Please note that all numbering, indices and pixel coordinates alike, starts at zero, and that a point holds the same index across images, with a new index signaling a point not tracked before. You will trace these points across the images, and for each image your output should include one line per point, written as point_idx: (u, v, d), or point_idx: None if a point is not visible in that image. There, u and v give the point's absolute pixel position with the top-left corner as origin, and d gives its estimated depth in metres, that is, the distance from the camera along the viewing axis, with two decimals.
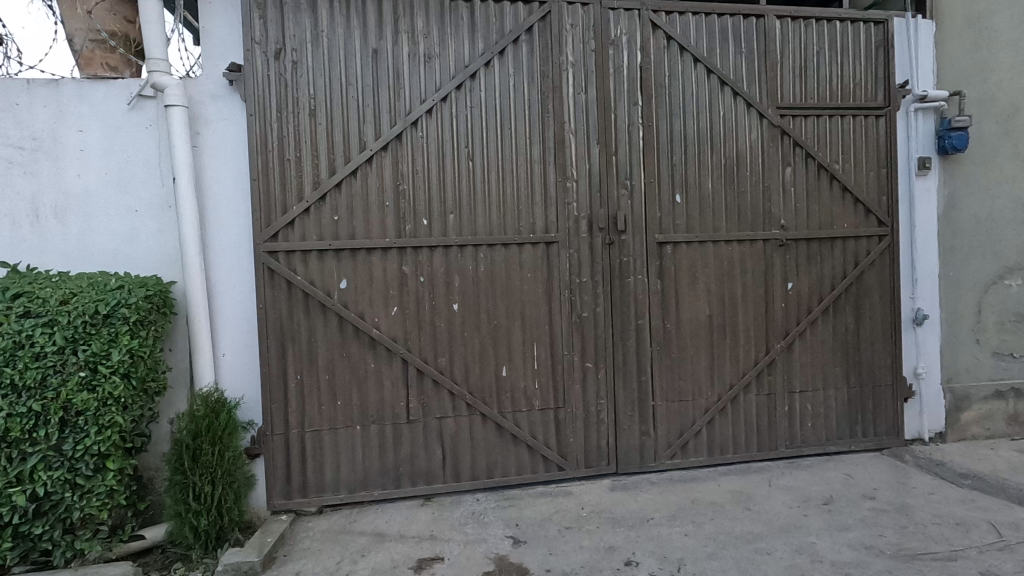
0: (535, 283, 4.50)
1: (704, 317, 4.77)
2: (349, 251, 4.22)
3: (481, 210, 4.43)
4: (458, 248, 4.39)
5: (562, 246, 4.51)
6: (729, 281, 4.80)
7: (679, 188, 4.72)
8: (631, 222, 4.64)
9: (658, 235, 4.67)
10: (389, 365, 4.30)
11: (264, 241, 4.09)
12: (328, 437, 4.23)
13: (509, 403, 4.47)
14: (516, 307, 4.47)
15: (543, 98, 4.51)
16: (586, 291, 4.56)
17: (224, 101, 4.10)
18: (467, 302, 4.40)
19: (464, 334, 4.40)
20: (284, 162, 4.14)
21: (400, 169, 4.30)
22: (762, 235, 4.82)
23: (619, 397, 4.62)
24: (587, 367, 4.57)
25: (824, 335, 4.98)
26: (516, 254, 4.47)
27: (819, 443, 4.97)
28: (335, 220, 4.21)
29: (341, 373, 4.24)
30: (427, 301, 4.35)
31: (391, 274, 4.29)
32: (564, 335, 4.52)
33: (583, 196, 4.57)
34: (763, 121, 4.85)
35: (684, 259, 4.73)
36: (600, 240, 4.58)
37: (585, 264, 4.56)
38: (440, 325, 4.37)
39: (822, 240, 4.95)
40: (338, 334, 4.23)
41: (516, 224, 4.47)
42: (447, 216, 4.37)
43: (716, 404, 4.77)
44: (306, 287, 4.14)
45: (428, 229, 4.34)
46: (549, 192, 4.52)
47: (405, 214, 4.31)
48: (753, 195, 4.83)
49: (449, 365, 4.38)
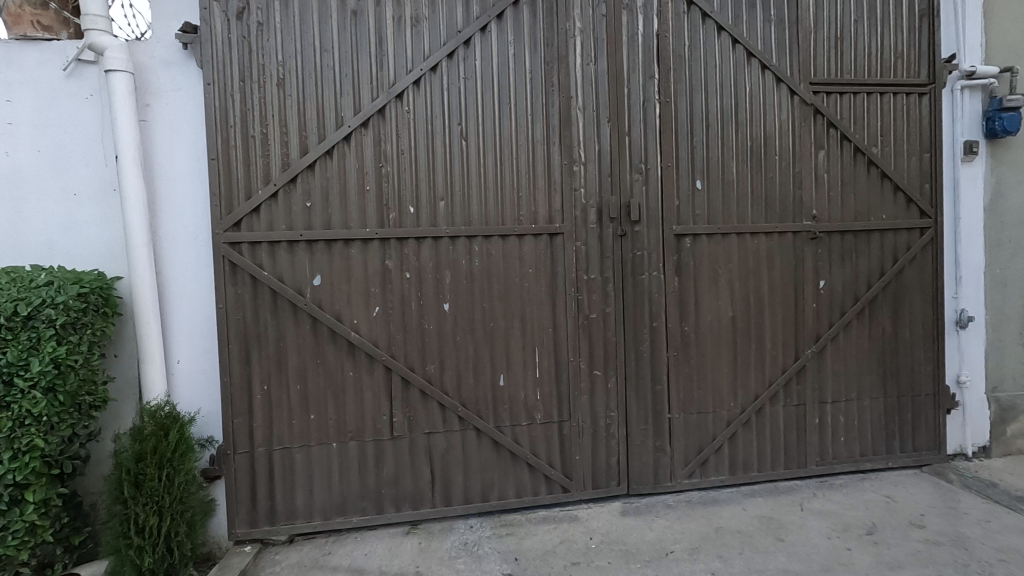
0: (537, 280, 3.96)
1: (727, 318, 4.24)
2: (324, 242, 3.68)
3: (476, 197, 3.88)
4: (450, 240, 3.84)
5: (568, 239, 3.97)
6: (755, 279, 4.27)
7: (699, 173, 4.18)
8: (645, 212, 4.10)
9: (677, 227, 4.13)
10: (370, 374, 3.76)
11: (225, 231, 3.54)
12: (300, 456, 3.68)
13: (507, 416, 3.94)
14: (516, 308, 3.94)
15: (547, 70, 3.96)
16: (596, 289, 4.03)
17: (178, 68, 3.53)
18: (459, 302, 3.86)
19: (456, 338, 3.86)
20: (247, 140, 3.57)
21: (383, 150, 3.75)
22: (791, 227, 4.29)
23: (632, 408, 4.10)
24: (595, 375, 4.03)
25: (859, 338, 4.46)
26: (516, 247, 3.93)
27: (853, 460, 4.46)
28: (308, 207, 3.65)
29: (315, 383, 3.69)
30: (414, 301, 3.80)
31: (372, 269, 3.74)
32: (570, 340, 3.99)
33: (592, 181, 4.03)
34: (793, 98, 4.30)
35: (705, 254, 4.20)
36: (611, 232, 4.05)
37: (594, 259, 4.02)
38: (429, 328, 3.82)
39: (857, 233, 4.43)
40: (311, 339, 3.68)
41: (516, 213, 3.93)
42: (436, 204, 3.83)
43: (739, 417, 4.25)
44: (274, 284, 3.59)
45: (416, 218, 3.80)
46: (554, 176, 3.98)
47: (389, 202, 3.76)
48: (783, 182, 4.30)
49: (440, 374, 3.84)
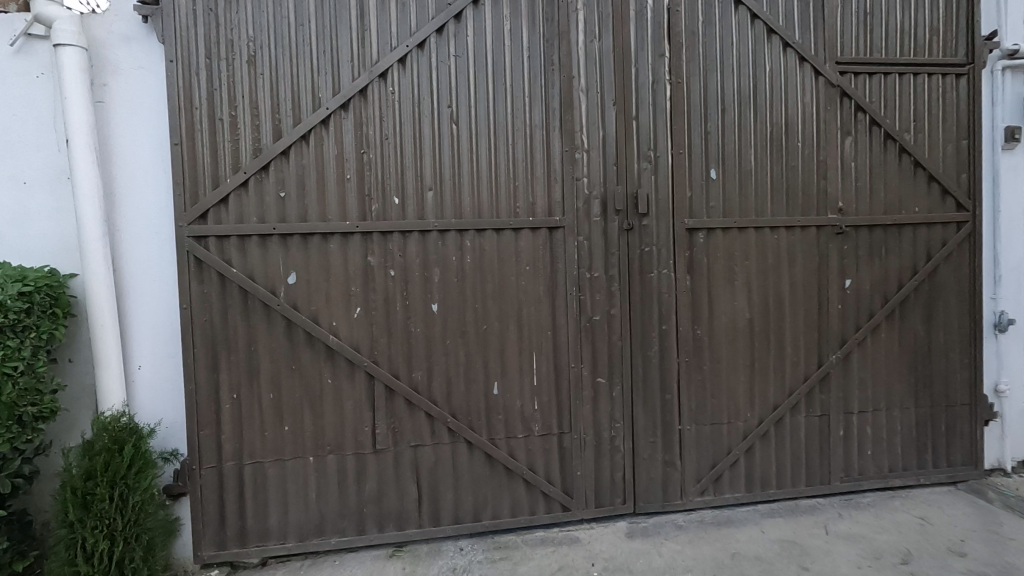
0: (535, 279, 3.61)
1: (744, 320, 3.86)
2: (300, 237, 3.34)
3: (467, 187, 3.53)
4: (439, 234, 3.49)
5: (569, 233, 3.62)
6: (775, 278, 3.89)
7: (713, 161, 3.80)
8: (654, 204, 3.74)
9: (689, 220, 3.76)
10: (350, 382, 3.42)
11: (190, 224, 3.21)
12: (273, 472, 3.35)
13: (502, 428, 3.59)
14: (512, 309, 3.58)
15: (546, 47, 3.60)
16: (600, 289, 3.67)
17: (138, 44, 3.20)
18: (449, 302, 3.51)
19: (446, 343, 3.51)
20: (214, 123, 3.24)
21: (365, 135, 3.41)
22: (815, 220, 3.90)
23: (639, 419, 3.74)
24: (598, 383, 3.68)
25: (889, 343, 4.08)
26: (512, 242, 3.57)
27: (881, 476, 4.08)
28: (282, 197, 3.31)
29: (290, 392, 3.36)
30: (399, 301, 3.46)
31: (352, 265, 3.40)
32: (571, 344, 3.63)
33: (596, 170, 3.66)
34: (818, 79, 3.92)
35: (720, 250, 3.83)
36: (616, 225, 3.69)
37: (597, 255, 3.66)
38: (416, 330, 3.48)
39: (887, 228, 4.03)
40: (286, 343, 3.34)
41: (511, 205, 3.58)
42: (424, 195, 3.48)
43: (757, 429, 3.89)
44: (244, 283, 3.25)
45: (401, 210, 3.45)
46: (553, 164, 3.62)
47: (371, 192, 3.41)
48: (806, 171, 3.91)
49: (427, 381, 3.50)
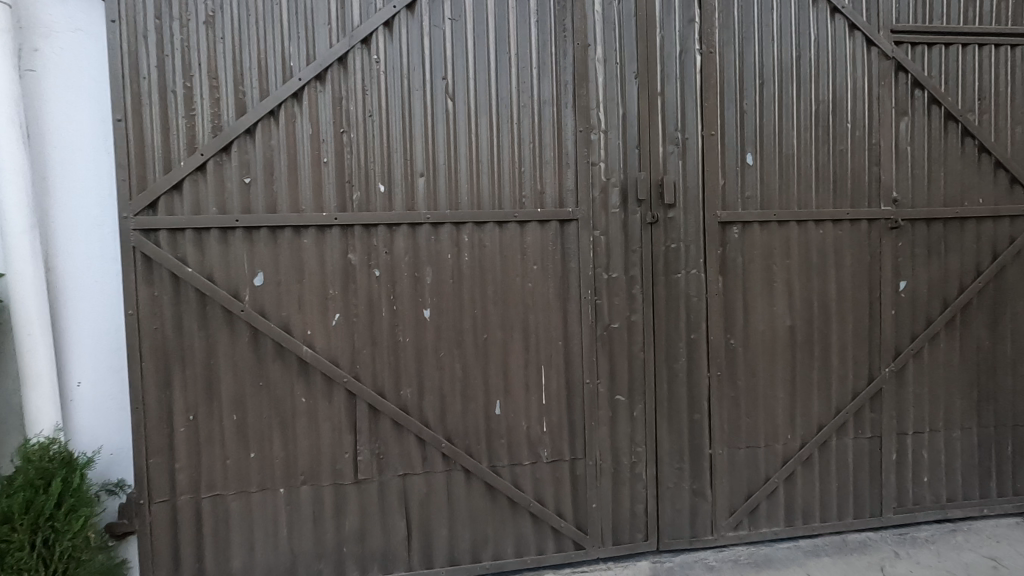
0: (544, 280, 3.10)
1: (784, 328, 3.35)
2: (268, 230, 2.84)
3: (465, 172, 3.02)
4: (432, 228, 2.99)
5: (584, 227, 3.11)
6: (820, 279, 3.38)
7: (750, 144, 3.29)
8: (682, 193, 3.23)
9: (721, 212, 3.25)
10: (327, 401, 2.92)
11: (137, 214, 2.71)
12: (236, 506, 2.86)
13: (505, 453, 3.09)
14: (517, 316, 3.08)
15: (558, 10, 3.09)
16: (619, 292, 3.16)
17: (75, 3, 2.71)
18: (443, 308, 3.01)
19: (440, 355, 3.01)
20: (165, 96, 2.74)
21: (344, 111, 2.90)
22: (866, 213, 3.39)
23: (662, 442, 3.24)
24: (617, 401, 3.18)
25: (948, 354, 3.56)
26: (517, 237, 3.07)
27: (938, 506, 3.57)
28: (246, 184, 2.81)
29: (256, 412, 2.86)
30: (384, 305, 2.96)
31: (330, 265, 2.90)
32: (586, 356, 3.13)
33: (614, 154, 3.15)
34: (870, 50, 3.39)
35: (757, 248, 3.31)
36: (638, 218, 3.18)
37: (615, 253, 3.16)
38: (404, 341, 2.98)
39: (947, 222, 3.51)
40: (251, 355, 2.85)
41: (516, 194, 3.07)
42: (414, 181, 2.97)
43: (798, 453, 3.39)
44: (201, 285, 2.76)
45: (387, 200, 2.94)
46: (565, 147, 3.11)
47: (352, 178, 2.91)
48: (856, 156, 3.39)
49: (418, 400, 3.00)
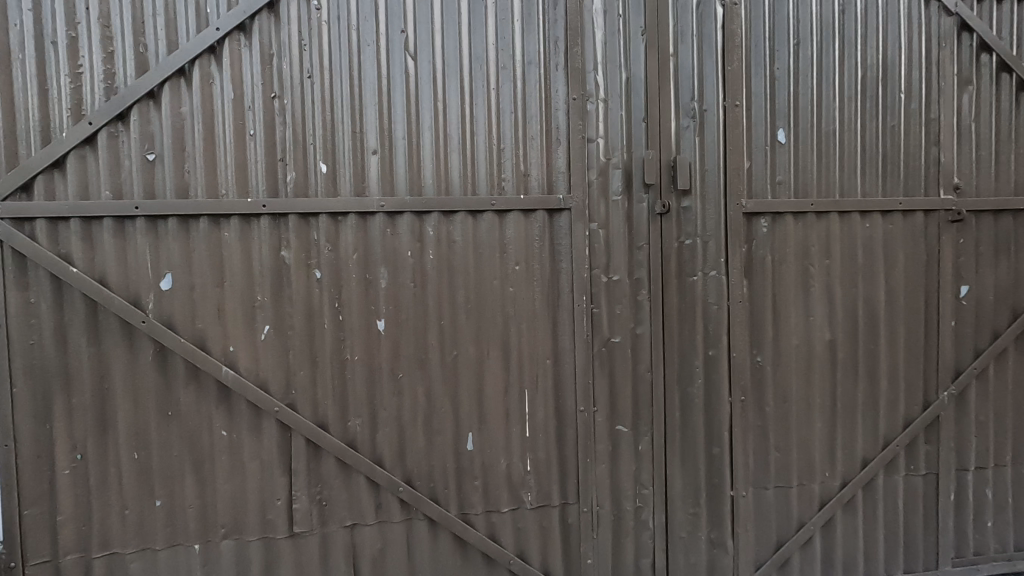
0: (528, 283, 2.51)
1: (822, 343, 2.75)
2: (178, 220, 2.25)
3: (429, 149, 2.42)
4: (388, 218, 2.39)
5: (578, 218, 2.52)
6: (866, 283, 2.77)
7: (782, 118, 2.69)
8: (699, 177, 2.63)
9: (746, 201, 2.65)
10: (253, 436, 2.32)
11: (4, 199, 2.12)
12: (138, 568, 2.27)
13: (480, 498, 2.50)
14: (495, 329, 2.48)
15: None
16: (621, 299, 2.57)
17: None
18: (402, 319, 2.41)
19: (398, 377, 2.42)
20: (42, 49, 2.15)
21: (276, 70, 2.30)
22: (922, 203, 2.78)
23: (674, 482, 2.65)
24: (618, 433, 2.59)
25: (1017, 374, 2.96)
26: (494, 231, 2.47)
27: (1004, 557, 2.97)
28: (149, 162, 2.22)
29: (163, 450, 2.27)
30: (327, 315, 2.36)
31: (258, 264, 2.31)
32: (580, 378, 2.53)
33: (615, 128, 2.56)
34: (928, 4, 2.79)
35: (791, 245, 2.71)
36: (645, 207, 2.58)
37: (617, 250, 2.56)
38: (353, 359, 2.38)
39: (1018, 214, 2.91)
40: (157, 378, 2.26)
41: (494, 176, 2.48)
42: (365, 160, 2.37)
43: (838, 494, 2.79)
44: (89, 289, 2.17)
45: (331, 182, 2.35)
46: (555, 119, 2.52)
47: (285, 155, 2.32)
48: (910, 133, 2.79)
49: (370, 433, 2.41)
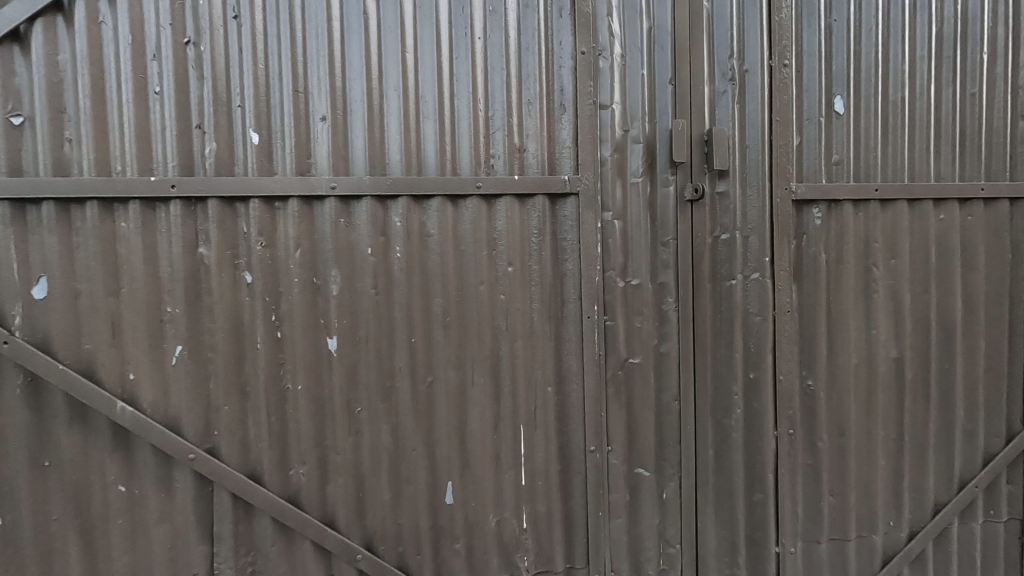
0: (526, 290, 1.96)
1: (887, 363, 2.23)
2: (55, 206, 1.67)
3: (395, 115, 1.86)
4: (341, 205, 1.83)
5: (587, 205, 1.97)
6: (941, 289, 2.25)
7: (840, 83, 2.16)
8: (738, 155, 2.09)
9: (797, 185, 2.12)
10: (162, 491, 1.76)
11: None
12: None
13: (464, 564, 1.96)
14: (482, 348, 1.94)
15: None
16: (642, 309, 2.03)
17: None
18: (361, 336, 1.86)
19: (355, 412, 1.86)
20: None
21: (189, 7, 1.73)
22: (1007, 189, 2.27)
23: (705, 537, 2.13)
24: (636, 478, 2.05)
25: None
26: (481, 222, 1.92)
27: None
28: (14, 127, 1.65)
29: (37, 513, 1.70)
30: (261, 331, 1.80)
31: (166, 264, 1.74)
32: (590, 409, 1.99)
33: (634, 92, 2.01)
34: None
35: (850, 241, 2.18)
36: (671, 193, 2.04)
37: (638, 247, 2.02)
38: (295, 389, 1.82)
39: None
40: (27, 417, 1.68)
41: (481, 151, 1.92)
42: (310, 128, 1.81)
43: (906, 548, 2.27)
44: None
45: (265, 157, 1.78)
46: (558, 79, 1.97)
47: (203, 120, 1.75)
48: (993, 103, 2.27)
49: (320, 485, 1.85)
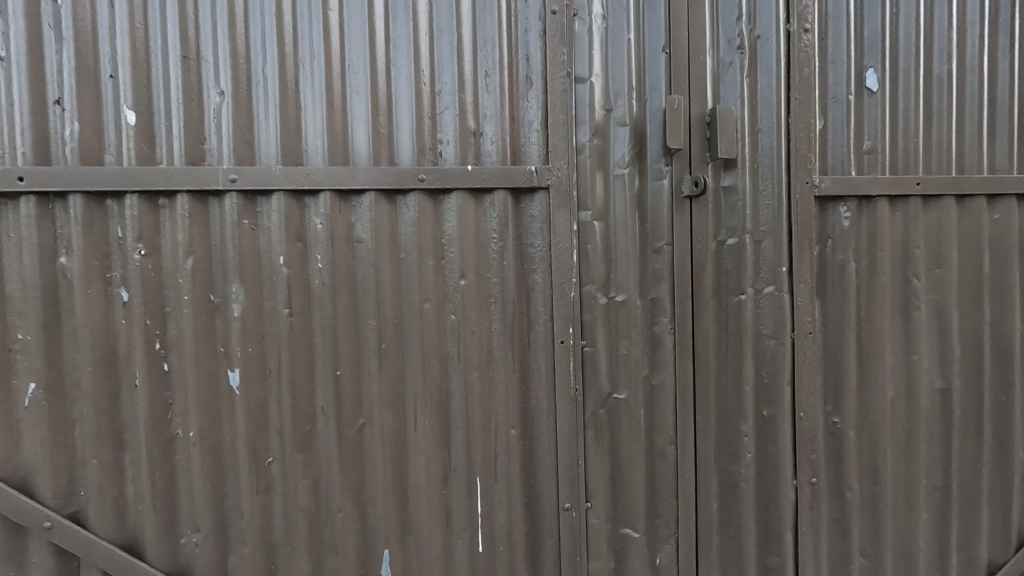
0: (485, 308, 1.58)
1: (930, 395, 1.83)
2: None
3: (315, 88, 1.48)
4: (245, 203, 1.45)
5: (560, 203, 1.58)
6: (996, 304, 1.85)
7: (873, 52, 1.76)
8: (748, 141, 1.69)
9: (820, 178, 1.72)
10: (12, 568, 1.38)
11: None
12: None
13: None
14: (428, 382, 1.55)
15: None
16: (629, 331, 1.64)
17: None
18: (272, 368, 1.48)
19: (265, 464, 1.48)
20: None
21: None
22: None
23: None
24: (622, 540, 1.67)
25: None
26: (427, 223, 1.54)
27: None
28: None
29: None
30: (142, 363, 1.42)
31: (16, 279, 1.36)
32: (563, 457, 1.60)
33: (619, 62, 1.62)
34: None
35: (886, 246, 1.78)
36: (665, 187, 1.65)
37: (624, 255, 1.63)
38: (186, 436, 1.44)
39: None
40: None
41: (426, 135, 1.54)
42: (205, 105, 1.43)
43: None
44: None
45: (144, 141, 1.40)
46: (524, 46, 1.58)
47: (64, 95, 1.37)
48: None
49: (220, 556, 1.47)
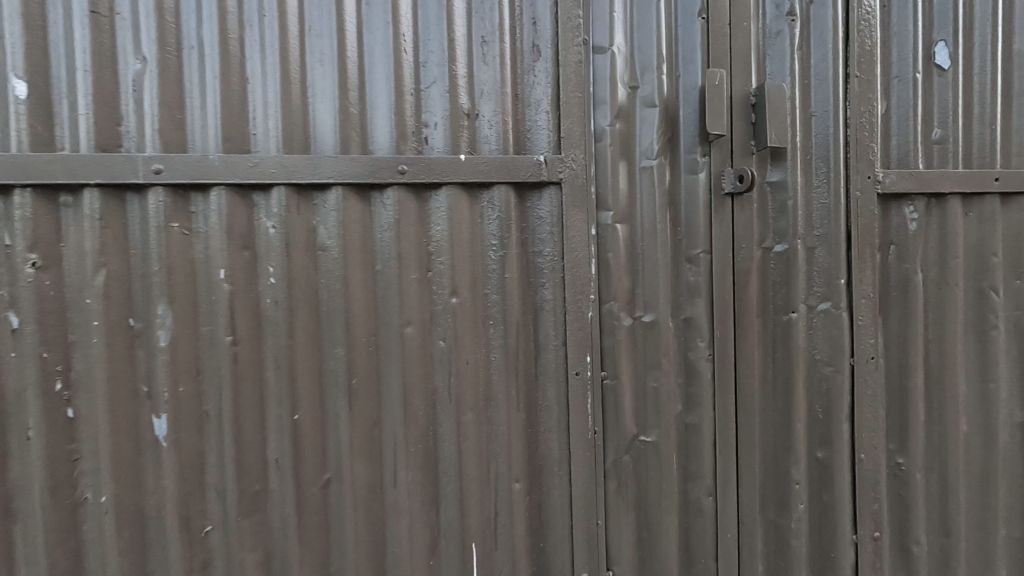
0: (482, 332, 1.27)
1: (1008, 429, 1.55)
2: None
3: (266, 55, 1.16)
4: (175, 201, 1.13)
5: (575, 201, 1.28)
6: None
7: (943, 23, 1.47)
8: (800, 127, 1.40)
9: (885, 172, 1.43)
10: None
11: None
12: None
13: None
14: (410, 426, 1.24)
15: None
16: (659, 360, 1.34)
17: None
18: (210, 413, 1.15)
19: (203, 535, 1.16)
20: None
21: None
22: None
23: None
24: None
25: None
26: (409, 226, 1.22)
27: None
28: None
29: None
30: (37, 410, 1.09)
31: None
32: (579, 516, 1.30)
33: (645, 29, 1.32)
34: None
35: (960, 253, 1.49)
36: (701, 182, 1.35)
37: (652, 265, 1.33)
38: (98, 503, 1.11)
39: None
40: None
41: (408, 116, 1.22)
42: (121, 75, 1.11)
43: None
44: None
45: (40, 122, 1.08)
46: (530, 8, 1.28)
47: None
48: None
49: None
